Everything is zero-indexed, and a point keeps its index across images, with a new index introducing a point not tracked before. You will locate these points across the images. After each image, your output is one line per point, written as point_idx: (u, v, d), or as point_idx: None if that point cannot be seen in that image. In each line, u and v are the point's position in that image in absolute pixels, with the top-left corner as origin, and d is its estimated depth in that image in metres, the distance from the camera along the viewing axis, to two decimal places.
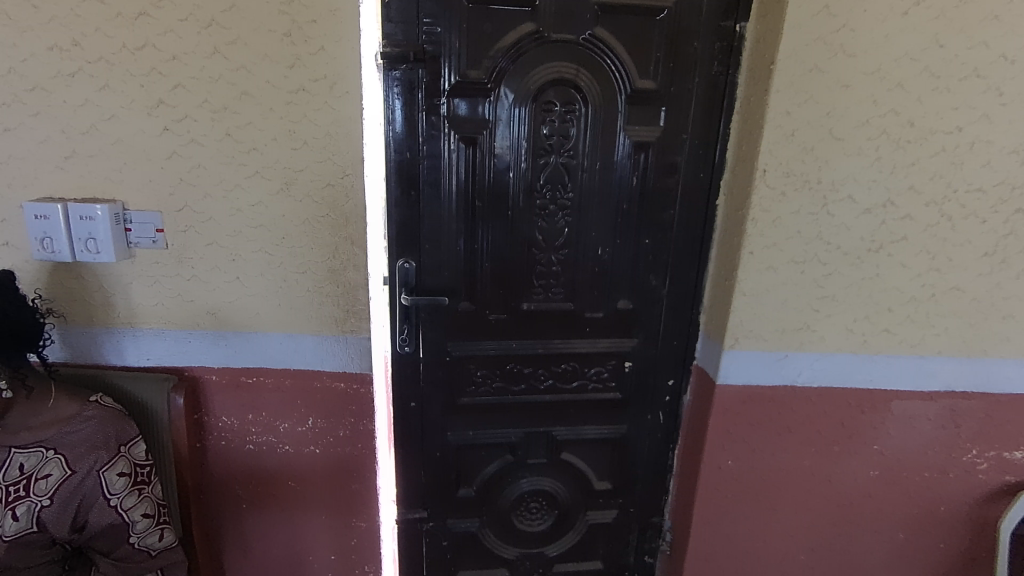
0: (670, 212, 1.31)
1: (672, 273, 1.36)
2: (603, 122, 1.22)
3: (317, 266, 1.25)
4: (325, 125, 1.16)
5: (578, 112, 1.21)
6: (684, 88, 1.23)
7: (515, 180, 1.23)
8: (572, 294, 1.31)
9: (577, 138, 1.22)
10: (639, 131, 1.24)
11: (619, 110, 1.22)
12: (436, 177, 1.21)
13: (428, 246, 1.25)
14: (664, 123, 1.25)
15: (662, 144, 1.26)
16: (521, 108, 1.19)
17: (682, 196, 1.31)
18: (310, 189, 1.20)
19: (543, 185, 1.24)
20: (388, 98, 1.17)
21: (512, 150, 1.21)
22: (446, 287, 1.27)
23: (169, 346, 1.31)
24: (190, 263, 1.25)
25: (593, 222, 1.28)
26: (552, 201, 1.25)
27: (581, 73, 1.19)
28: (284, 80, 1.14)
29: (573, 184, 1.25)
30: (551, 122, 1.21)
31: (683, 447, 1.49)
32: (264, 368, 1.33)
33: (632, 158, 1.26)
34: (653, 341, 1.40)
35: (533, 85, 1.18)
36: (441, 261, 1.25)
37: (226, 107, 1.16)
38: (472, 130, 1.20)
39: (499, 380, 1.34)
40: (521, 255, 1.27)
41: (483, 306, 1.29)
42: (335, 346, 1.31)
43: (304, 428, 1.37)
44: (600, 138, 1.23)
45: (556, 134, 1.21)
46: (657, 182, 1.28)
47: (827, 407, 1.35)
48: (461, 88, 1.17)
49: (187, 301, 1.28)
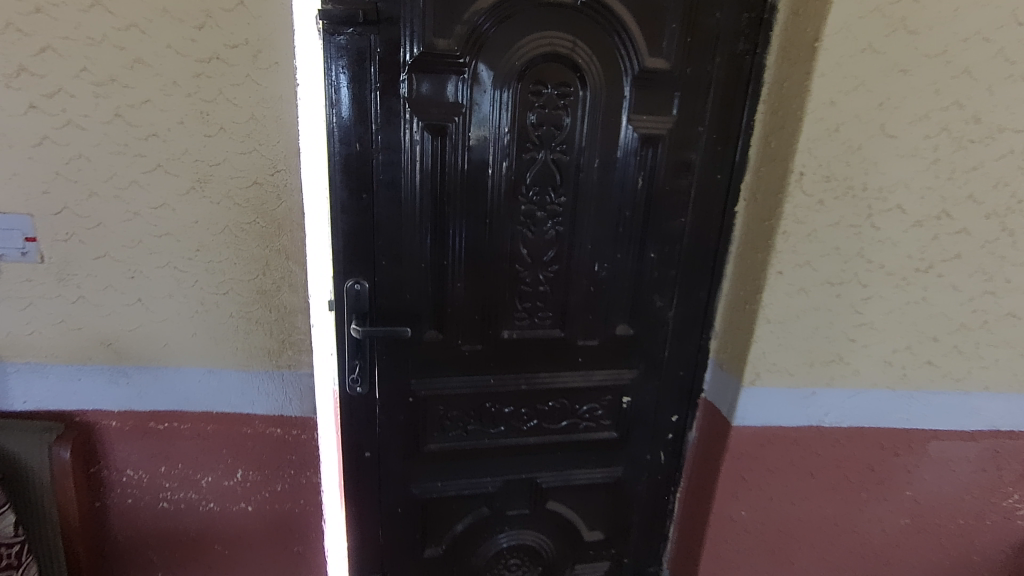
0: (681, 220, 1.09)
1: (681, 292, 1.14)
2: (605, 110, 0.98)
3: (243, 285, 0.99)
4: (248, 107, 0.89)
5: (574, 96, 0.97)
6: (702, 69, 1.00)
7: (496, 180, 0.98)
8: (563, 319, 1.08)
9: (571, 128, 0.98)
10: (647, 122, 1.00)
11: (624, 95, 0.98)
12: (394, 175, 0.94)
13: (385, 263, 0.98)
14: (676, 113, 1.02)
15: (674, 137, 1.03)
16: (503, 89, 0.94)
17: (694, 201, 1.08)
18: (230, 188, 0.93)
19: (530, 187, 1.00)
20: (329, 72, 0.88)
21: (491, 142, 0.96)
22: (408, 313, 1.01)
23: (53, 386, 1.03)
24: (75, 283, 0.98)
25: (590, 231, 1.04)
26: (540, 207, 1.01)
27: (579, 46, 0.94)
28: (191, 44, 0.86)
29: (565, 186, 1.01)
30: (540, 107, 0.96)
31: (685, 491, 1.28)
32: (178, 411, 1.07)
33: (638, 154, 1.02)
34: (656, 373, 1.18)
35: (518, 61, 0.93)
36: (401, 280, 0.99)
37: (115, 80, 0.87)
38: (441, 116, 0.93)
39: (473, 423, 1.10)
40: (501, 272, 1.03)
41: (454, 336, 1.04)
42: (269, 384, 1.06)
43: (232, 482, 1.12)
44: (600, 129, 0.99)
45: (545, 123, 0.97)
46: (667, 184, 1.05)
47: (856, 450, 1.15)
48: (426, 62, 0.90)
49: (74, 329, 1.00)
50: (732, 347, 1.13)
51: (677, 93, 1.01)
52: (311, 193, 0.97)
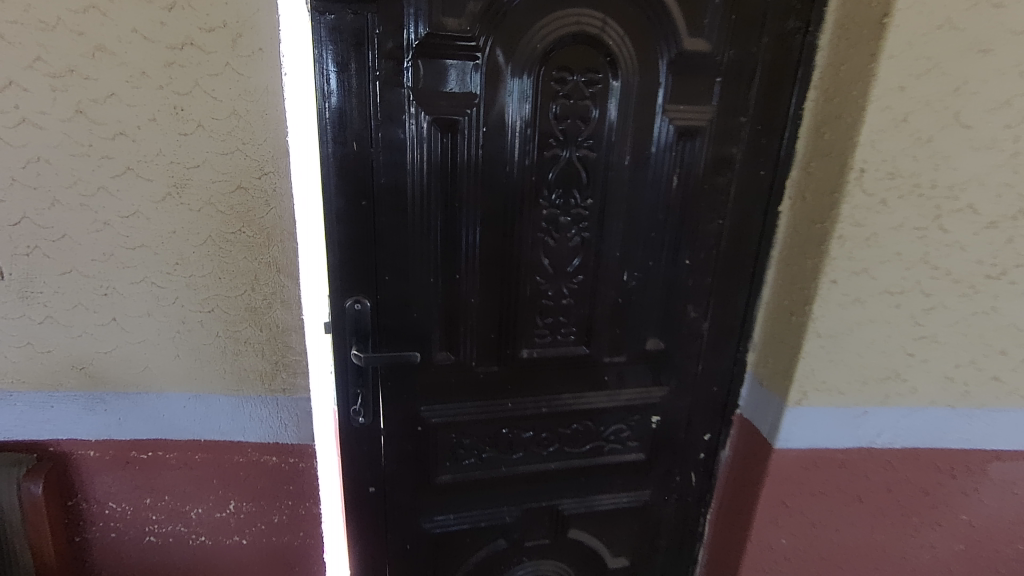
0: (718, 222, 0.97)
1: (717, 301, 1.02)
2: (637, 99, 0.86)
3: (230, 302, 0.88)
4: (228, 100, 0.77)
5: (602, 83, 0.84)
6: (746, 51, 0.88)
7: (513, 182, 0.86)
8: (587, 335, 0.97)
9: (599, 121, 0.86)
10: (684, 112, 0.88)
11: (659, 82, 0.86)
12: (398, 179, 0.83)
13: (389, 278, 0.87)
14: (716, 102, 0.90)
15: (714, 129, 0.91)
16: (522, 77, 0.82)
17: (734, 201, 0.96)
18: (212, 194, 0.82)
19: (551, 189, 0.88)
20: (319, 58, 0.76)
21: (509, 138, 0.84)
22: (416, 333, 0.90)
23: (23, 414, 0.93)
24: (40, 301, 0.87)
25: (619, 238, 0.93)
26: (564, 211, 0.90)
27: (609, 26, 0.82)
28: (160, 28, 0.74)
29: (591, 187, 0.89)
30: (563, 98, 0.84)
31: (717, 515, 1.18)
32: (162, 440, 0.96)
33: (673, 149, 0.90)
34: (688, 390, 1.07)
35: (540, 44, 0.81)
36: (407, 297, 0.88)
37: (73, 70, 0.76)
38: (451, 109, 0.81)
39: (489, 450, 1.00)
40: (519, 285, 0.91)
41: (468, 356, 0.93)
42: (262, 410, 0.95)
43: (224, 514, 1.02)
44: (632, 122, 0.87)
45: (570, 115, 0.85)
46: (704, 182, 0.94)
47: (910, 472, 1.05)
48: (433, 46, 0.78)
49: (42, 353, 0.89)
50: (774, 363, 1.02)
51: (718, 78, 0.88)
52: (303, 200, 0.85)
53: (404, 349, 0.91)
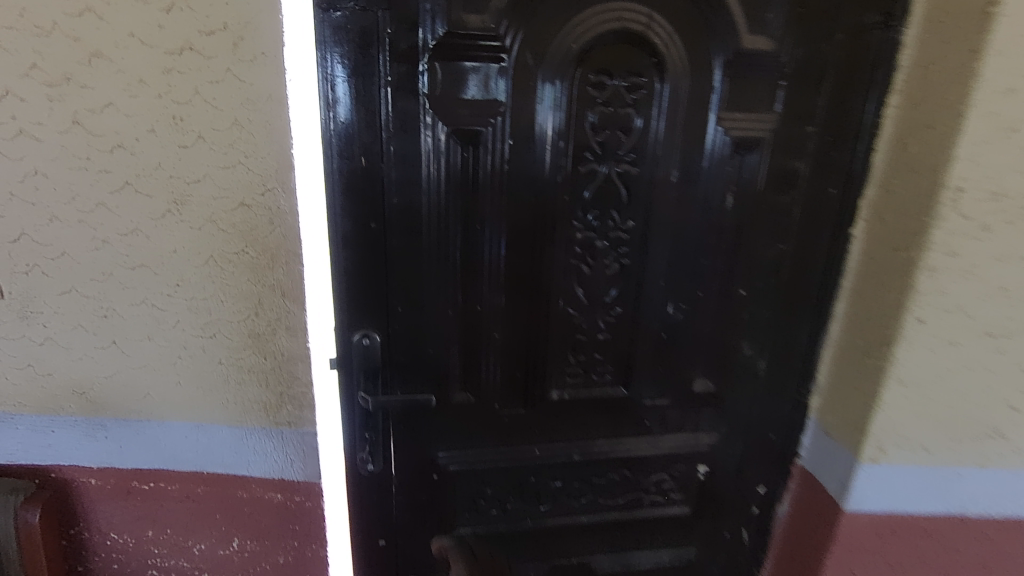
0: (779, 248, 0.84)
1: (777, 337, 0.89)
2: (687, 105, 0.75)
3: (233, 327, 0.81)
4: (229, 109, 0.71)
5: (647, 88, 0.74)
6: (814, 49, 0.76)
7: (542, 204, 0.77)
8: (626, 375, 0.86)
9: (643, 132, 0.76)
10: (741, 121, 0.77)
11: (714, 86, 0.75)
12: (412, 199, 0.74)
13: (402, 309, 0.79)
14: (780, 108, 0.77)
15: (776, 141, 0.79)
16: (554, 82, 0.72)
17: (798, 223, 0.83)
18: (213, 211, 0.75)
19: (586, 210, 0.78)
20: (324, 62, 0.67)
21: (538, 152, 0.75)
22: (431, 371, 0.81)
23: (24, 438, 0.88)
24: (41, 321, 0.82)
25: (664, 265, 0.82)
26: (601, 235, 0.79)
27: (655, 22, 0.71)
28: (158, 32, 0.68)
29: (632, 208, 0.79)
30: (602, 105, 0.74)
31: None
32: (163, 470, 0.90)
33: (728, 164, 0.79)
34: (740, 436, 0.94)
35: (575, 43, 0.71)
36: (422, 331, 0.80)
37: (70, 78, 0.71)
38: (472, 118, 0.72)
39: (513, 501, 0.90)
40: (549, 318, 0.81)
41: (490, 397, 0.84)
42: (267, 443, 0.88)
43: (228, 551, 0.95)
44: (680, 132, 0.76)
45: (609, 126, 0.75)
46: (764, 201, 0.81)
47: (1010, 546, 0.88)
48: (452, 46, 0.69)
49: (43, 376, 0.85)
50: (845, 410, 0.87)
51: (782, 81, 0.76)
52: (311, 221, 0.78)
53: (417, 389, 0.82)
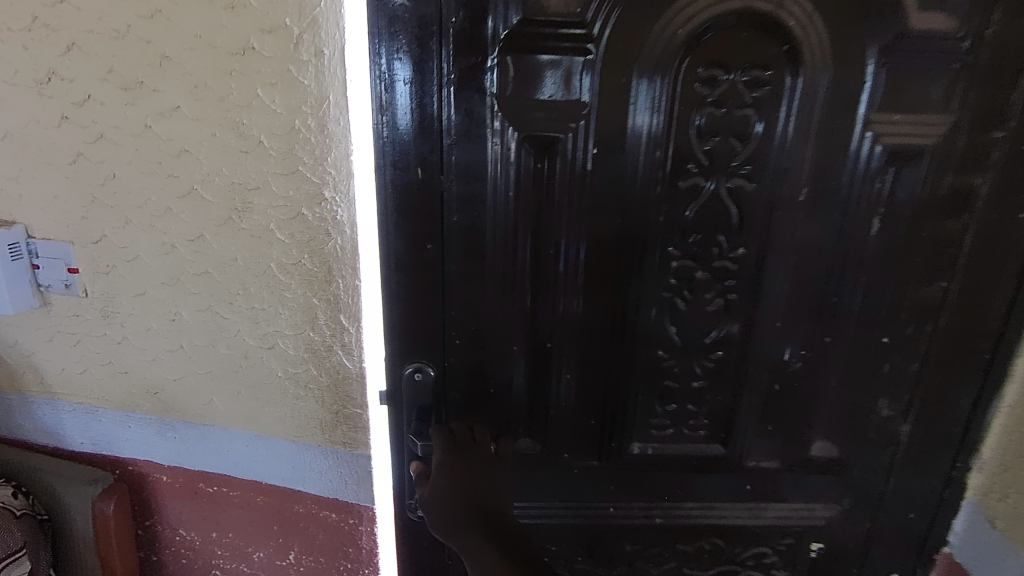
0: (938, 286, 0.68)
1: (930, 392, 0.73)
2: (826, 106, 0.62)
3: (291, 341, 0.77)
4: (287, 113, 0.65)
5: (774, 83, 0.61)
6: (1012, 31, 0.59)
7: (631, 231, 0.67)
8: (725, 431, 0.76)
9: (766, 140, 0.63)
10: (901, 128, 0.62)
11: (868, 81, 0.61)
12: (476, 220, 0.69)
13: (461, 342, 0.75)
14: (959, 108, 0.61)
15: (946, 152, 0.63)
16: (652, 81, 0.62)
17: (971, 258, 0.67)
18: (272, 220, 0.71)
19: (689, 237, 0.67)
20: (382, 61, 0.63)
21: (635, 161, 0.65)
22: (493, 410, 0.77)
23: (107, 430, 0.91)
24: (119, 321, 0.83)
25: (780, 306, 0.70)
26: (703, 265, 0.69)
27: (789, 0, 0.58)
28: (221, 31, 0.64)
29: (747, 233, 0.67)
30: (714, 105, 0.62)
31: None
32: (226, 476, 0.89)
33: (877, 179, 0.64)
34: (868, 514, 0.80)
35: (683, 29, 0.60)
36: (483, 368, 0.75)
37: (142, 82, 0.69)
38: (549, 123, 0.64)
39: (589, 559, 0.84)
40: (634, 360, 0.73)
41: (558, 445, 0.78)
42: (322, 461, 0.83)
43: (285, 563, 0.92)
44: (815, 140, 0.63)
45: (723, 133, 0.63)
46: (925, 228, 0.66)
47: None
48: (528, 37, 0.61)
49: (122, 373, 0.86)
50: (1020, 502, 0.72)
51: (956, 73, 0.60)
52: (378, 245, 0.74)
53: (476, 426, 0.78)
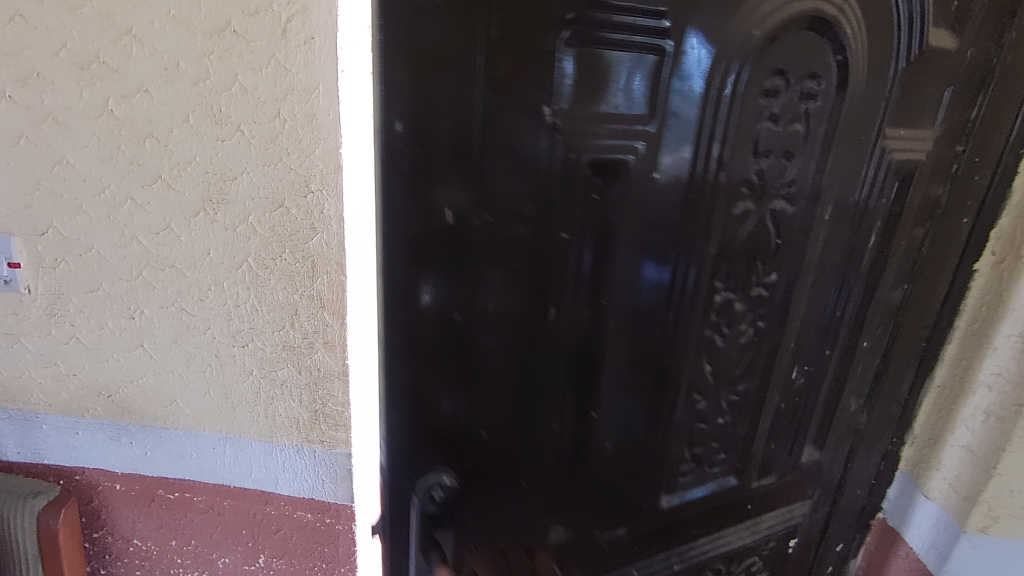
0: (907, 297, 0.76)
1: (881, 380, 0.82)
2: (855, 116, 0.64)
3: (268, 338, 0.74)
4: (273, 101, 0.63)
5: (821, 96, 0.61)
6: (977, 57, 0.67)
7: (682, 267, 0.61)
8: (743, 459, 0.77)
9: (805, 155, 0.63)
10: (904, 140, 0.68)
11: (885, 98, 0.65)
12: (496, 276, 0.54)
13: (483, 433, 0.59)
14: (940, 123, 0.69)
15: (926, 166, 0.71)
16: (729, 77, 0.55)
17: (925, 261, 0.77)
18: (251, 213, 0.68)
19: (736, 264, 0.65)
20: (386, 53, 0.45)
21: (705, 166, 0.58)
22: (516, 511, 0.63)
23: (50, 438, 0.84)
24: (67, 318, 0.77)
25: (798, 323, 0.73)
26: (743, 296, 0.67)
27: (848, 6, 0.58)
28: (198, 11, 0.61)
29: (781, 255, 0.67)
30: (772, 116, 0.59)
31: None
32: (189, 481, 0.85)
33: (882, 193, 0.70)
34: (828, 502, 0.88)
35: (759, 28, 0.54)
36: (514, 459, 0.61)
37: (100, 59, 0.64)
38: (612, 143, 0.53)
39: None
40: (669, 412, 0.68)
41: (590, 521, 0.69)
42: (297, 461, 0.81)
43: (253, 567, 0.89)
44: (845, 155, 0.65)
45: (778, 144, 0.61)
46: (903, 236, 0.74)
47: None
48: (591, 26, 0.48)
49: (68, 376, 0.80)
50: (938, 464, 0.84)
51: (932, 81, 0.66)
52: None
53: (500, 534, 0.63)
